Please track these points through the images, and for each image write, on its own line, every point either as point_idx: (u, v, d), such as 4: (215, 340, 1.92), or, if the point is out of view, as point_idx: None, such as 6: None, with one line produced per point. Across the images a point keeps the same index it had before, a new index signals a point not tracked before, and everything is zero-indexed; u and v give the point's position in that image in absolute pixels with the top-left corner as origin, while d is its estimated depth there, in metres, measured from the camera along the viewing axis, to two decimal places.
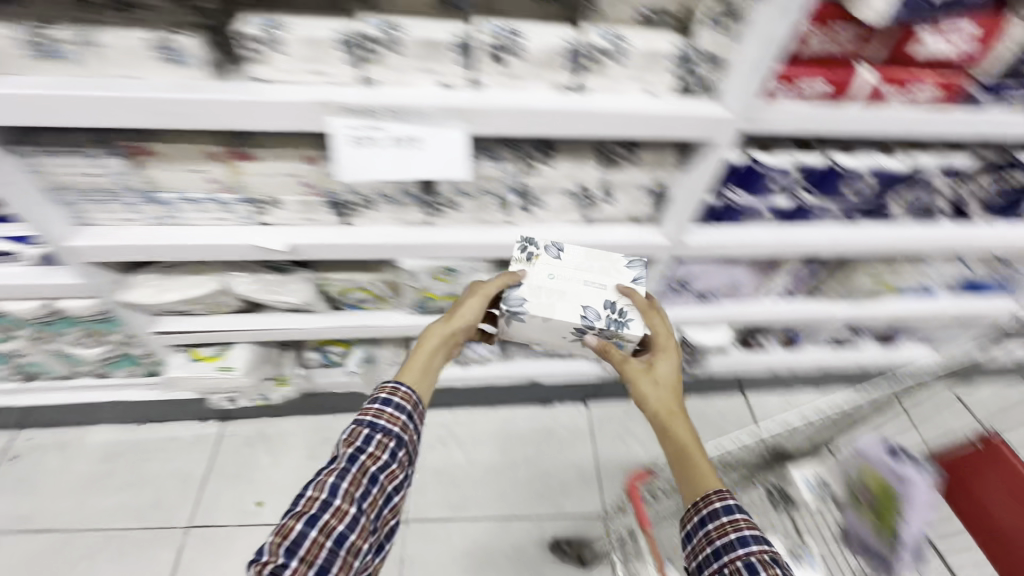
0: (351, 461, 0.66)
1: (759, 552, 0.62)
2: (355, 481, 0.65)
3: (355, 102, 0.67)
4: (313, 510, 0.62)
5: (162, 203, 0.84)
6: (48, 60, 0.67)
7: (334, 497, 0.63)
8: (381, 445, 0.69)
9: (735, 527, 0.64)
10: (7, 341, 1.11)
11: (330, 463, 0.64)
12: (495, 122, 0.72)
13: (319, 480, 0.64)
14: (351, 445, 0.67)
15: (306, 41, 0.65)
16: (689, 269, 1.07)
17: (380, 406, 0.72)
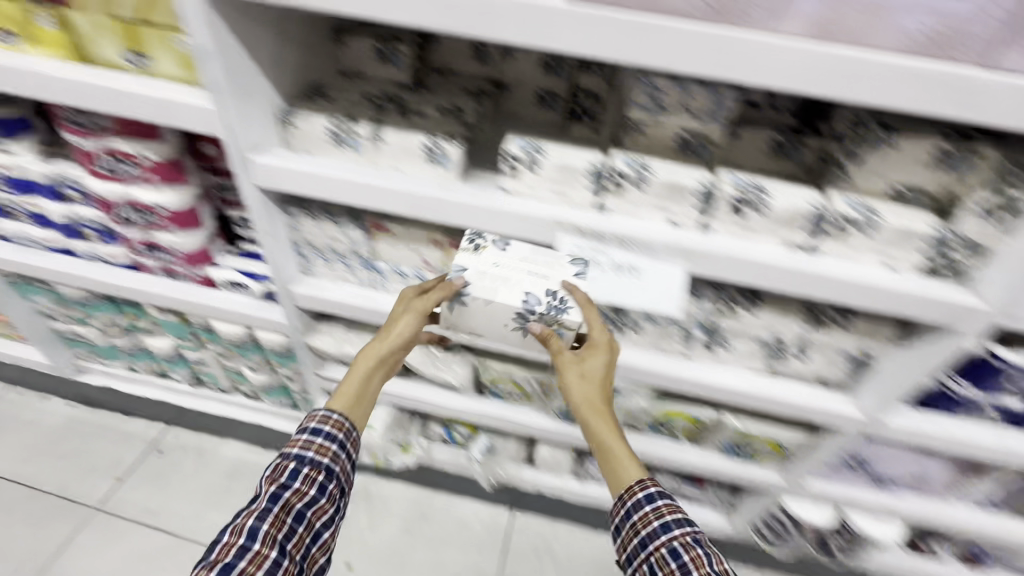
0: (273, 500, 0.71)
1: (681, 536, 0.69)
2: (279, 523, 0.69)
3: (589, 226, 0.71)
4: (232, 554, 0.65)
5: (376, 271, 0.92)
6: (340, 147, 0.80)
7: (257, 540, 0.67)
8: (306, 480, 0.75)
9: (655, 515, 0.72)
10: (200, 350, 1.25)
11: (252, 502, 0.70)
12: (717, 266, 0.71)
13: (239, 523, 0.68)
14: (277, 483, 0.73)
15: (560, 168, 0.70)
16: (874, 448, 0.94)
17: (309, 437, 0.78)
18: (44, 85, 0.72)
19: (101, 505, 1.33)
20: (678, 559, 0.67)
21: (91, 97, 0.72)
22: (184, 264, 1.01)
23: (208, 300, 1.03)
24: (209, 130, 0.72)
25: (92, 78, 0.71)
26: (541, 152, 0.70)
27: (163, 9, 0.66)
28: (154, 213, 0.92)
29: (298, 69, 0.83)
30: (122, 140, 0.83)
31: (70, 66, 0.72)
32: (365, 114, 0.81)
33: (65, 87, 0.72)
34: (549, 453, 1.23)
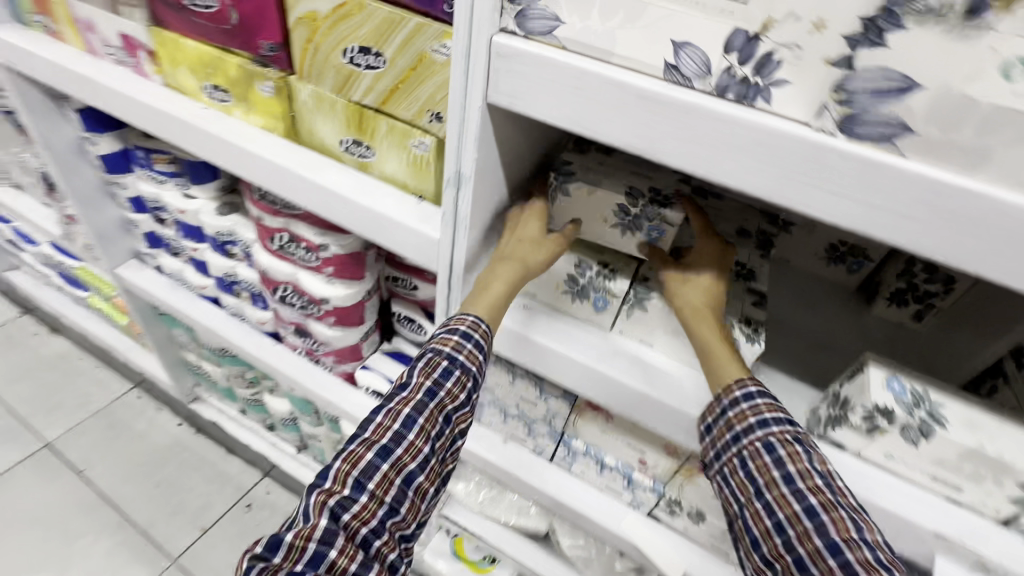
0: (429, 395, 0.49)
1: (781, 433, 0.45)
2: (432, 417, 0.48)
3: (1003, 563, 0.41)
4: (384, 441, 0.46)
5: (566, 447, 0.68)
6: (578, 302, 0.57)
7: (409, 433, 0.47)
8: (464, 383, 0.50)
9: (757, 414, 0.46)
10: (316, 426, 1.10)
11: (406, 392, 0.48)
12: None
13: (392, 403, 0.48)
14: (428, 379, 0.49)
15: (967, 452, 0.41)
16: None
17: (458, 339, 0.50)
18: (243, 161, 0.57)
19: (179, 556, 1.21)
20: (776, 458, 0.44)
21: (291, 187, 0.56)
22: (331, 357, 0.84)
23: (345, 402, 0.85)
24: (422, 260, 0.52)
25: (299, 166, 0.55)
26: (938, 417, 0.42)
27: (410, 102, 0.47)
28: (317, 305, 0.75)
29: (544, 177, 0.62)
30: (306, 227, 0.67)
31: (277, 144, 0.57)
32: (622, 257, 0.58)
33: (264, 169, 0.56)
34: None
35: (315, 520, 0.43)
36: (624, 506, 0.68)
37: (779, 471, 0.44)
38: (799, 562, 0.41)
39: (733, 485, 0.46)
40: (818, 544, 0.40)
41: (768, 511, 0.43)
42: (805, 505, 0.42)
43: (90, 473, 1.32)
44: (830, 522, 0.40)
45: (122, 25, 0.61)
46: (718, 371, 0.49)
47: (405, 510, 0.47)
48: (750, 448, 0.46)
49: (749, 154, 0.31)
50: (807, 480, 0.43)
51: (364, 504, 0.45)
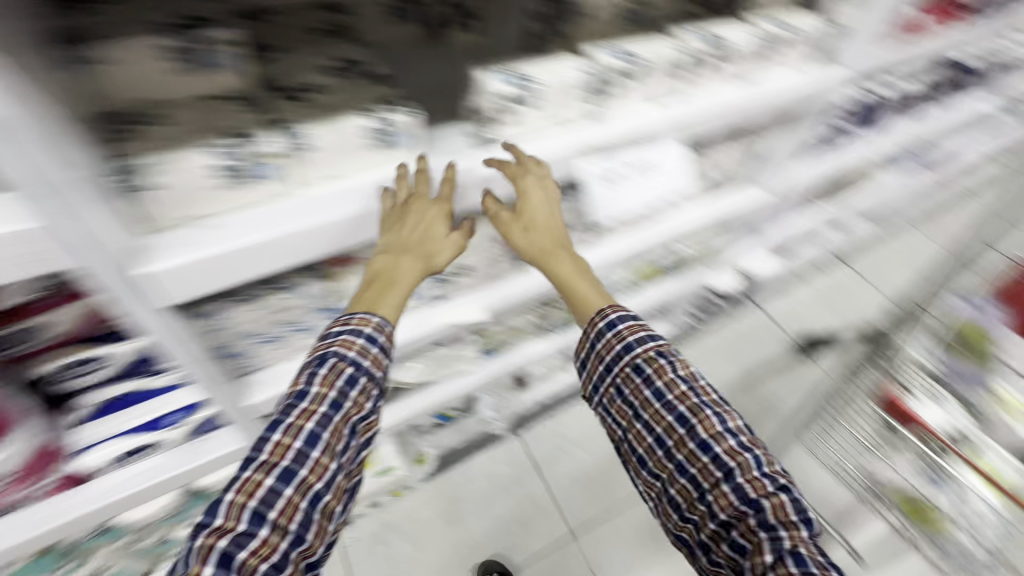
0: (334, 407, 0.53)
1: (645, 351, 0.68)
2: (337, 431, 0.53)
3: (600, 140, 0.65)
4: (284, 463, 0.49)
5: (347, 314, 0.71)
6: (247, 185, 0.52)
7: (316, 451, 0.51)
8: (367, 389, 0.56)
9: (617, 335, 0.68)
10: (87, 565, 0.83)
11: (304, 405, 0.51)
12: (702, 125, 0.74)
13: (292, 417, 0.51)
14: (330, 387, 0.53)
15: (557, 88, 0.60)
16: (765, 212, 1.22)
17: (363, 341, 0.57)
18: None
19: None
20: (645, 376, 0.66)
21: None
22: (18, 484, 0.61)
23: (89, 501, 0.65)
24: (30, 270, 0.39)
25: None
26: (530, 79, 0.58)
27: None
28: None
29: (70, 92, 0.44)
30: None
31: None
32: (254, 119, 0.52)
33: None
34: (539, 369, 1.27)
35: (201, 563, 0.43)
36: (417, 309, 0.78)
37: (650, 391, 0.66)
38: (682, 467, 0.63)
39: (617, 413, 0.69)
40: (692, 446, 0.62)
41: (650, 428, 0.66)
42: (675, 415, 0.64)
43: None
44: (697, 423, 0.63)
45: None
46: (578, 293, 0.69)
47: (312, 534, 0.50)
48: (622, 374, 0.68)
49: None
50: (672, 389, 0.65)
51: (266, 536, 0.47)
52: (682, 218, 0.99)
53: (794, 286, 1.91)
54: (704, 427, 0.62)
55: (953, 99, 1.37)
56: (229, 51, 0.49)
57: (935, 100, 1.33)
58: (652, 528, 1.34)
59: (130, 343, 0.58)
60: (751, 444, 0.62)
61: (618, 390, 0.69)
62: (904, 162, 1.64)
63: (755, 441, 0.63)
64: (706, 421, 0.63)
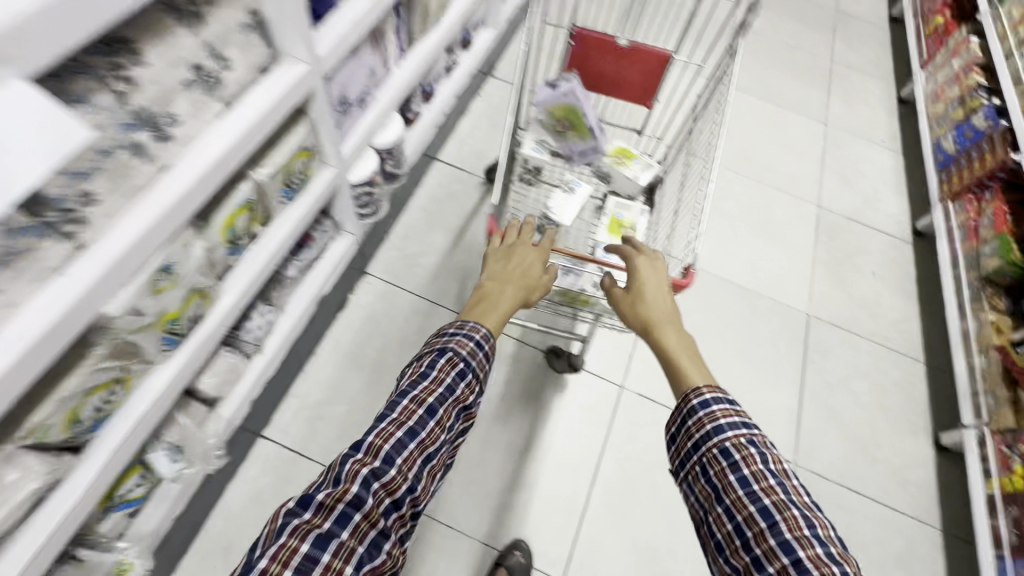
0: (448, 389, 0.84)
1: (735, 440, 0.81)
2: (444, 411, 0.81)
3: None
4: (410, 423, 0.77)
5: None
6: None
7: (430, 424, 0.79)
8: (470, 388, 0.87)
9: (709, 419, 0.85)
10: None
11: (425, 388, 0.80)
12: (48, 41, 0.49)
13: (416, 394, 0.81)
14: (444, 375, 0.84)
15: None
16: (338, 84, 1.07)
17: (470, 349, 0.89)
18: None
19: None
20: (733, 464, 0.79)
21: None
22: None
23: None
24: None
25: None
26: None
27: None
28: None
29: None
30: None
31: None
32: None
33: None
34: (215, 381, 1.06)
35: (348, 483, 0.70)
36: None
37: (734, 475, 0.79)
38: (757, 561, 0.73)
39: (704, 491, 0.81)
40: (773, 542, 0.72)
41: (732, 514, 0.77)
42: (758, 506, 0.75)
43: None
44: (783, 521, 0.73)
45: None
46: (681, 369, 0.94)
47: (420, 488, 0.76)
48: (709, 454, 0.82)
49: None
50: (757, 483, 0.76)
51: (393, 475, 0.73)
52: (204, 146, 0.75)
53: (455, 126, 1.90)
54: (787, 529, 0.72)
55: None
56: None
57: None
58: None
59: None
60: (837, 555, 0.70)
61: (705, 470, 0.82)
62: None
63: (844, 556, 0.71)
64: (789, 520, 0.73)
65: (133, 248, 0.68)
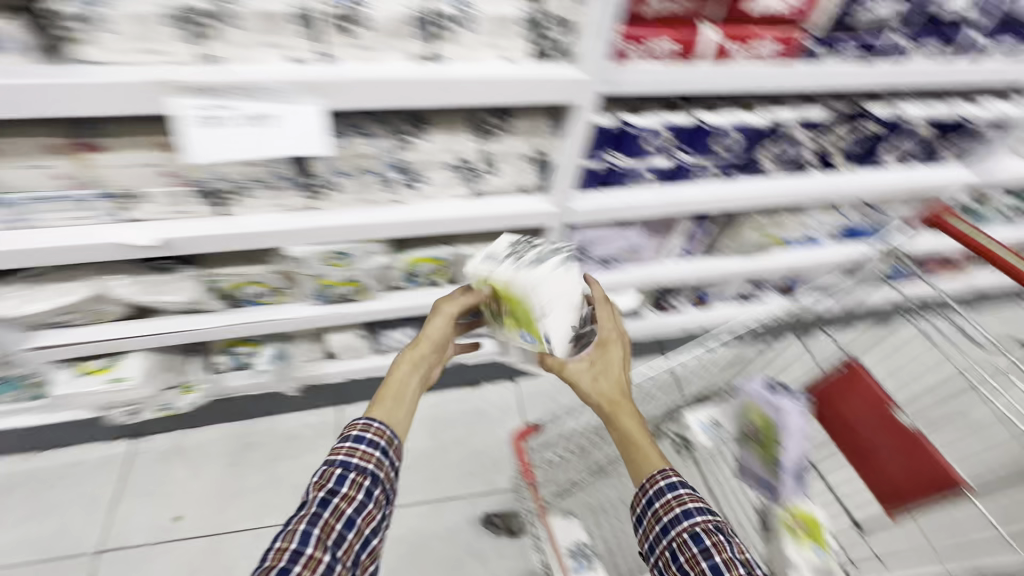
0: (338, 482, 0.61)
1: (705, 522, 0.60)
2: (327, 527, 0.58)
3: (195, 80, 0.65)
4: (281, 564, 0.54)
5: (9, 205, 0.78)
6: None
7: (308, 549, 0.55)
8: (357, 481, 0.61)
9: (680, 502, 0.62)
10: None
11: (297, 512, 0.57)
12: (352, 95, 0.71)
13: (290, 523, 0.57)
14: (322, 488, 0.60)
15: (133, 18, 0.62)
16: (584, 235, 1.11)
17: (353, 442, 0.64)
18: None
19: None
20: (705, 547, 0.58)
21: None
22: None
23: None
24: None
25: None
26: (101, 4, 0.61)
27: None
28: None
29: None
30: None
31: None
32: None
33: None
34: (342, 340, 1.28)
35: None
36: (98, 224, 0.84)
37: (705, 561, 0.57)
38: None
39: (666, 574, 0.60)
40: None
41: None
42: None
43: None
44: None
45: None
46: (644, 460, 0.67)
47: None
48: (681, 533, 0.60)
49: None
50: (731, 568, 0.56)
51: None
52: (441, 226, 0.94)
53: None
54: None
55: (872, 160, 1.16)
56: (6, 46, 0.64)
57: (842, 156, 1.13)
58: (415, 538, 1.27)
59: None
60: None
61: (670, 555, 0.61)
62: (842, 231, 1.37)
63: None
64: None
65: (334, 229, 0.91)
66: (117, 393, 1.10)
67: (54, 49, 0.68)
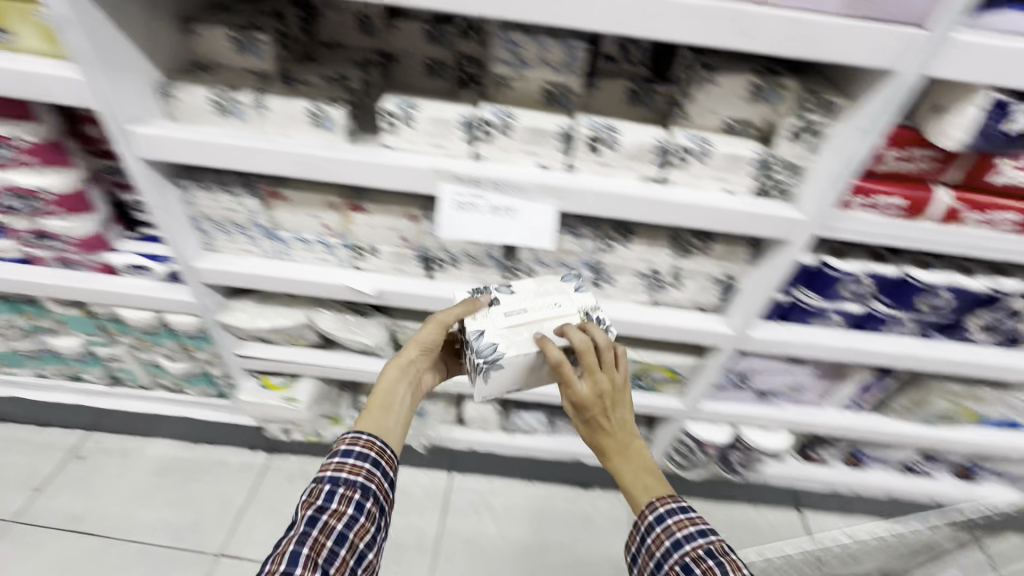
0: (325, 498, 0.66)
1: (694, 549, 0.64)
2: (318, 545, 0.62)
3: (464, 172, 0.77)
4: None
5: (279, 240, 0.95)
6: (230, 118, 0.82)
7: (297, 568, 0.60)
8: (345, 496, 0.67)
9: (668, 533, 0.66)
10: (109, 345, 1.22)
11: (288, 531, 0.62)
12: (583, 202, 0.79)
13: (283, 543, 0.62)
14: (311, 506, 0.65)
15: (433, 120, 0.76)
16: (750, 363, 1.08)
17: (341, 459, 0.70)
18: None
19: (16, 517, 1.28)
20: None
21: None
22: (79, 249, 1.00)
23: (109, 288, 1.03)
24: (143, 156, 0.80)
25: None
26: (415, 108, 0.77)
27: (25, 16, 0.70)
28: (38, 199, 0.90)
29: (168, 62, 0.83)
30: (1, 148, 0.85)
31: None
32: (247, 84, 0.84)
33: None
34: (477, 409, 1.32)
35: None
36: (335, 268, 0.98)
37: None
38: None
39: None
40: None
41: None
42: None
43: None
44: None
45: None
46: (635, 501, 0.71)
47: None
48: (674, 565, 0.64)
49: (318, 115, 0.81)
50: None
51: None
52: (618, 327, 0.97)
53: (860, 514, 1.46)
54: None
55: None
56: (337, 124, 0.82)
57: None
58: None
59: (172, 220, 0.90)
60: None
61: None
62: None
63: None
64: None
65: None
66: (284, 410, 1.22)
67: (358, 132, 0.86)
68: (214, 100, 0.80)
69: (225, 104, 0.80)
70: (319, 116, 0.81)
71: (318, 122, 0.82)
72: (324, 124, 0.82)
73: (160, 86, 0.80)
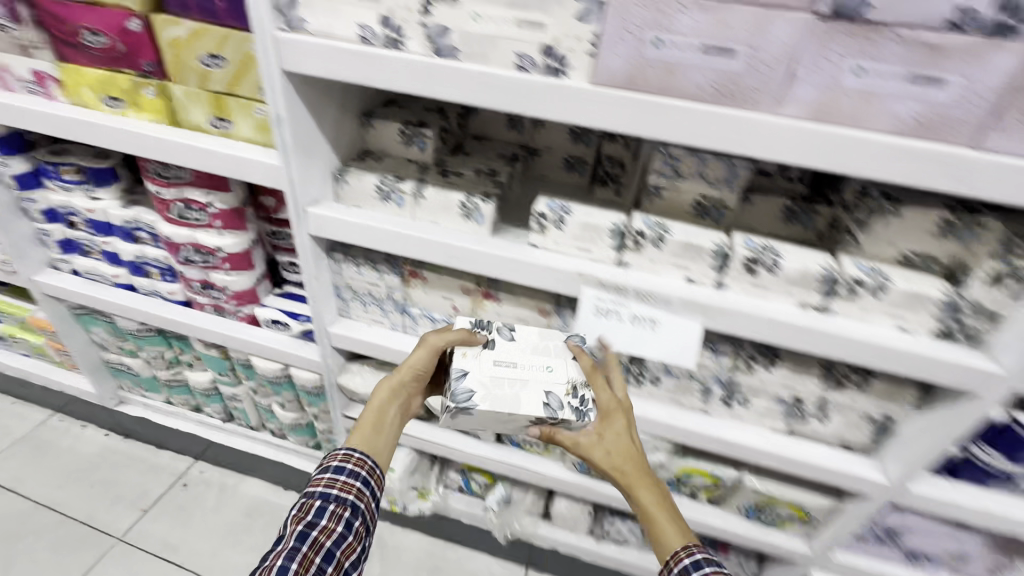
0: (318, 512, 0.70)
1: None
2: (306, 561, 0.65)
3: (610, 280, 0.76)
4: None
5: (409, 316, 0.99)
6: (390, 204, 0.88)
7: None
8: (336, 512, 0.71)
9: None
10: (234, 385, 1.31)
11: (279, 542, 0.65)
12: (732, 322, 0.74)
13: (271, 558, 0.65)
14: (303, 520, 0.69)
15: (583, 225, 0.77)
16: (902, 518, 0.92)
17: (332, 475, 0.74)
18: (152, 152, 0.85)
19: (123, 535, 1.36)
20: None
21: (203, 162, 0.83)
22: (233, 300, 1.10)
23: (250, 337, 1.11)
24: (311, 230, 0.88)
25: (195, 144, 0.82)
26: (567, 212, 0.77)
27: (245, 110, 0.81)
28: (214, 255, 1.01)
29: (344, 148, 0.92)
30: (196, 211, 0.97)
31: (177, 152, 0.83)
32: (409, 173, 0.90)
33: (175, 148, 0.83)
34: (568, 508, 1.23)
35: None
36: None
37: None
38: None
39: None
40: None
41: None
42: None
43: (22, 488, 1.44)
44: None
45: (33, 64, 0.88)
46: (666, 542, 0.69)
47: None
48: None
49: (469, 207, 0.85)
50: None
51: None
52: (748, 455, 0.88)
53: None
54: None
55: None
56: (486, 218, 0.85)
57: None
58: None
59: (319, 287, 0.97)
60: None
61: None
62: None
63: None
64: None
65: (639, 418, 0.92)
66: None
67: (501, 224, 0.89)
68: (379, 187, 0.87)
69: (386, 189, 0.87)
70: (470, 208, 0.85)
71: (464, 211, 0.85)
72: (471, 216, 0.85)
73: (336, 171, 0.89)
